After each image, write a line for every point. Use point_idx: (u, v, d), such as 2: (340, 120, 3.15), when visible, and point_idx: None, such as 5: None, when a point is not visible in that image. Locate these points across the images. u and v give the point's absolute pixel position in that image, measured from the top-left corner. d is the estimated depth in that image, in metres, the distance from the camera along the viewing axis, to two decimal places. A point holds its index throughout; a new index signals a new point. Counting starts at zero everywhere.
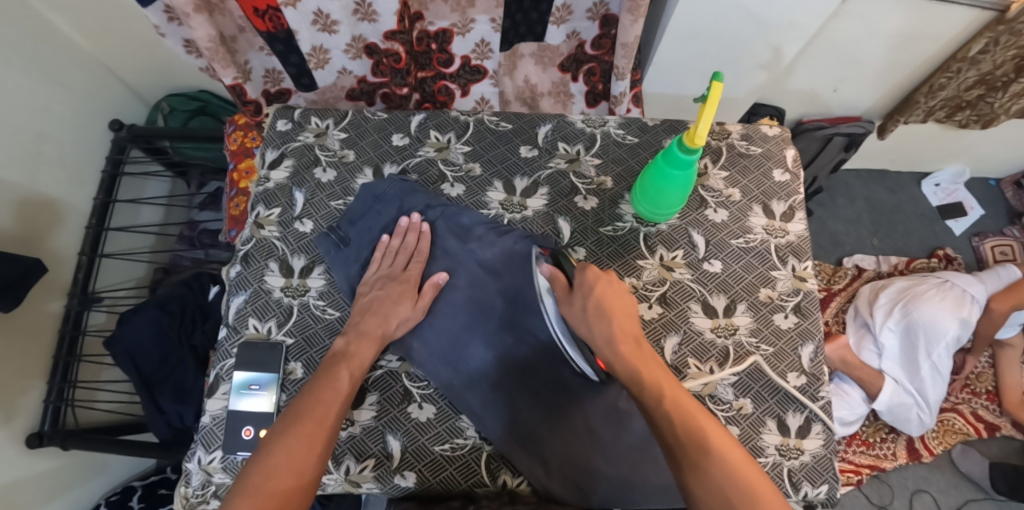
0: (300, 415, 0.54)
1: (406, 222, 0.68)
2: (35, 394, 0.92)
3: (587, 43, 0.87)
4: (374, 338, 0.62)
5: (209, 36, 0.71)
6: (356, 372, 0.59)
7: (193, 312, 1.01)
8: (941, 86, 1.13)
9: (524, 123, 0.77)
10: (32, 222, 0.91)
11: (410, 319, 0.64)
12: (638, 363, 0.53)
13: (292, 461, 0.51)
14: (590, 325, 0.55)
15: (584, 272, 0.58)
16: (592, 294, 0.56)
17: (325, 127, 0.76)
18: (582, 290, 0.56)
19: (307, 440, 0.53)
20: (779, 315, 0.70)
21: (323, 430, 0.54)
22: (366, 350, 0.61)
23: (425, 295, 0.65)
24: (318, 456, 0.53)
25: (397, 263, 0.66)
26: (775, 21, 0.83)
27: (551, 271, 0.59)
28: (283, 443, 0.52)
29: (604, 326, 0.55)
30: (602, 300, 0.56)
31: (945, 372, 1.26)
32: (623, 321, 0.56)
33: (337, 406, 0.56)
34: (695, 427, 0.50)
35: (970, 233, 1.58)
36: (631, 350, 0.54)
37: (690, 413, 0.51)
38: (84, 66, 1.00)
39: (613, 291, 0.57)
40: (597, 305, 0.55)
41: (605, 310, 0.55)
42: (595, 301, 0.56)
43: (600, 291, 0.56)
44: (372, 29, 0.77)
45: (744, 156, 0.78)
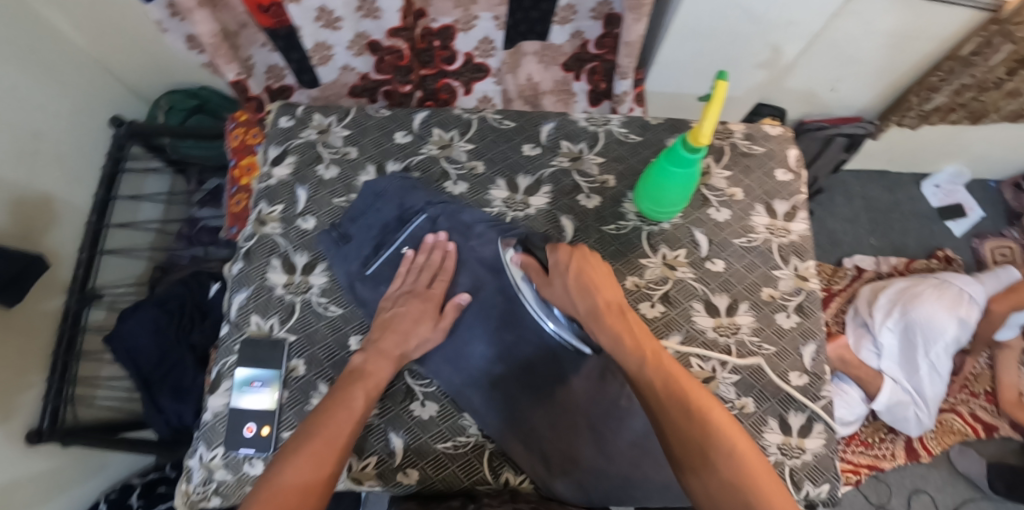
0: (312, 431, 0.53)
1: (432, 239, 0.66)
2: (35, 392, 0.92)
3: (589, 43, 0.88)
4: (392, 358, 0.60)
5: (212, 31, 0.71)
6: (371, 391, 0.58)
7: (191, 311, 1.00)
8: (933, 86, 1.14)
9: (527, 121, 0.77)
10: (29, 220, 0.90)
11: (430, 342, 0.62)
12: (623, 332, 0.54)
13: (300, 477, 0.50)
14: (570, 299, 0.57)
15: (556, 251, 0.59)
16: (569, 271, 0.58)
17: (327, 123, 0.76)
18: (558, 268, 0.58)
19: (317, 459, 0.51)
20: (781, 315, 0.70)
21: (334, 449, 0.53)
22: (384, 368, 0.59)
23: (447, 316, 0.63)
24: (328, 476, 0.51)
25: (420, 280, 0.65)
26: (777, 20, 0.83)
27: (522, 259, 0.62)
28: (293, 460, 0.51)
29: (587, 299, 0.56)
30: (580, 273, 0.57)
31: (943, 372, 1.26)
32: (603, 291, 0.57)
33: (350, 427, 0.55)
34: (681, 396, 0.50)
35: (969, 234, 1.58)
36: (616, 320, 0.55)
37: (678, 383, 0.51)
38: (81, 65, 1.00)
39: (591, 264, 0.58)
40: (576, 280, 0.57)
41: (586, 283, 0.57)
42: (572, 276, 0.57)
43: (577, 265, 0.58)
44: (376, 25, 0.78)
45: (746, 155, 0.78)
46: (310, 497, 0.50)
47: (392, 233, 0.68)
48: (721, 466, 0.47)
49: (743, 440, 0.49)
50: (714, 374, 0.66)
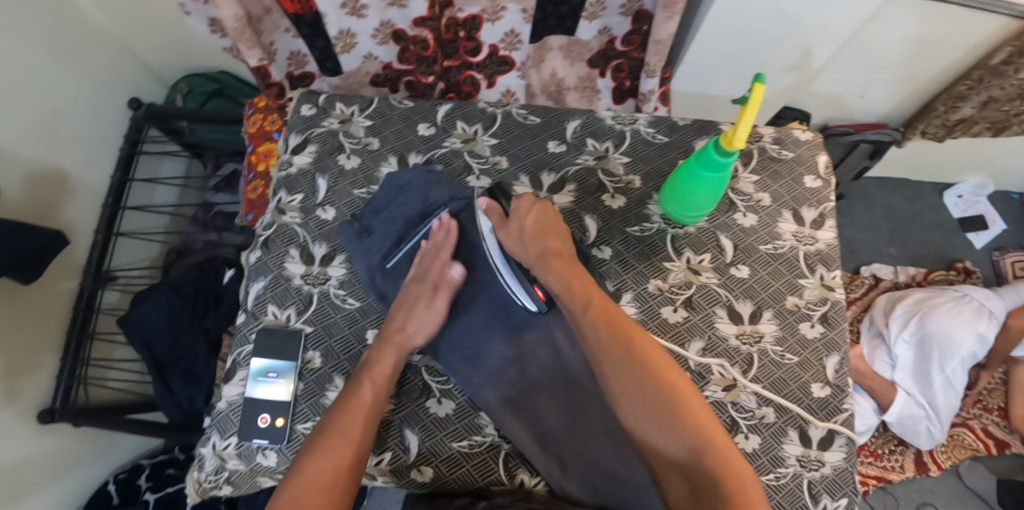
0: (325, 429, 0.54)
1: (437, 225, 0.65)
2: (47, 371, 0.92)
3: (617, 39, 0.85)
4: (395, 346, 0.60)
5: (235, 15, 0.70)
6: (379, 383, 0.58)
7: (206, 295, 1.00)
8: (960, 96, 1.10)
9: (552, 117, 0.75)
10: (46, 198, 0.90)
11: (426, 322, 0.61)
12: (571, 277, 0.56)
13: (319, 473, 0.50)
14: (523, 245, 0.59)
15: (518, 198, 0.61)
16: (528, 217, 0.60)
17: (350, 113, 0.75)
18: (517, 214, 0.60)
19: (333, 454, 0.52)
20: (805, 324, 0.68)
21: (349, 443, 0.53)
22: (388, 357, 0.59)
23: (441, 293, 0.62)
24: (346, 470, 0.51)
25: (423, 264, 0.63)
26: (811, 23, 0.81)
27: (488, 204, 0.62)
28: (310, 459, 0.51)
29: (539, 242, 0.59)
30: (535, 221, 0.59)
31: (958, 386, 1.24)
32: (553, 239, 0.59)
33: (361, 420, 0.55)
34: (625, 343, 0.51)
35: (990, 247, 1.55)
36: (564, 264, 0.58)
37: (623, 331, 0.53)
38: (104, 44, 0.99)
39: (547, 216, 0.60)
40: (530, 225, 0.59)
41: (539, 229, 0.59)
42: (524, 223, 0.59)
43: (533, 213, 0.60)
44: (401, 14, 0.76)
45: (775, 160, 0.76)
46: (333, 494, 0.50)
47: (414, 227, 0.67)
48: (662, 410, 0.48)
49: (687, 386, 0.50)
50: (735, 383, 0.65)
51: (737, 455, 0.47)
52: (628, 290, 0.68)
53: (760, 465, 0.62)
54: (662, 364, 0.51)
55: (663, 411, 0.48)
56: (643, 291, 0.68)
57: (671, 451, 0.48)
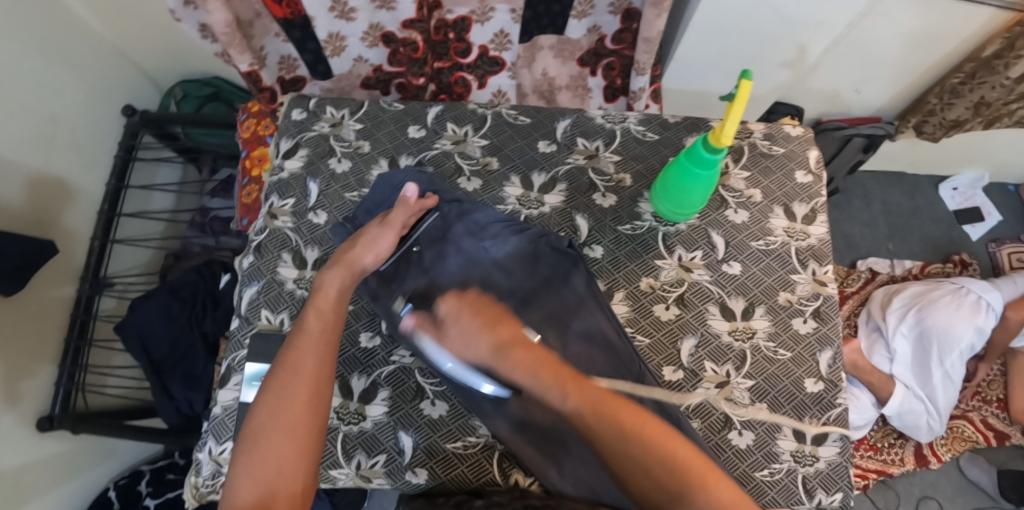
0: (276, 372, 0.49)
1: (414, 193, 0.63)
2: (46, 378, 0.92)
3: (607, 37, 0.85)
4: (348, 269, 0.57)
5: (225, 20, 0.70)
6: (327, 314, 0.53)
7: (203, 298, 1.00)
8: (954, 89, 1.10)
9: (543, 117, 0.76)
10: (45, 204, 0.91)
11: (379, 240, 0.59)
12: (543, 373, 0.44)
13: (280, 416, 0.46)
14: (467, 346, 0.46)
15: (444, 300, 0.47)
16: (463, 314, 0.46)
17: (340, 116, 0.75)
18: (450, 317, 0.46)
19: (291, 393, 0.47)
20: (798, 320, 0.68)
21: (308, 379, 0.48)
22: (334, 280, 0.56)
23: (397, 212, 0.61)
24: (308, 409, 0.47)
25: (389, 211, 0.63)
26: (803, 18, 0.80)
27: (414, 322, 0.51)
28: (264, 406, 0.47)
29: (487, 336, 0.45)
30: (474, 315, 0.46)
31: (956, 379, 1.25)
32: (504, 326, 0.46)
33: (314, 354, 0.50)
34: (618, 423, 0.44)
35: (987, 239, 1.55)
36: (529, 356, 0.45)
37: (611, 407, 0.44)
38: (97, 51, 0.99)
39: (485, 303, 0.47)
40: (473, 319, 0.46)
41: (483, 322, 0.46)
42: (465, 321, 0.46)
43: (467, 305, 0.47)
44: (390, 17, 0.76)
45: (766, 156, 0.76)
46: (298, 436, 0.46)
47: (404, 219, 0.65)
48: (669, 487, 0.42)
49: (689, 450, 0.44)
50: (728, 380, 0.65)
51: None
52: (619, 289, 0.68)
53: (755, 461, 0.63)
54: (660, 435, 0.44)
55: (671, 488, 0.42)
56: (636, 289, 0.68)
57: None
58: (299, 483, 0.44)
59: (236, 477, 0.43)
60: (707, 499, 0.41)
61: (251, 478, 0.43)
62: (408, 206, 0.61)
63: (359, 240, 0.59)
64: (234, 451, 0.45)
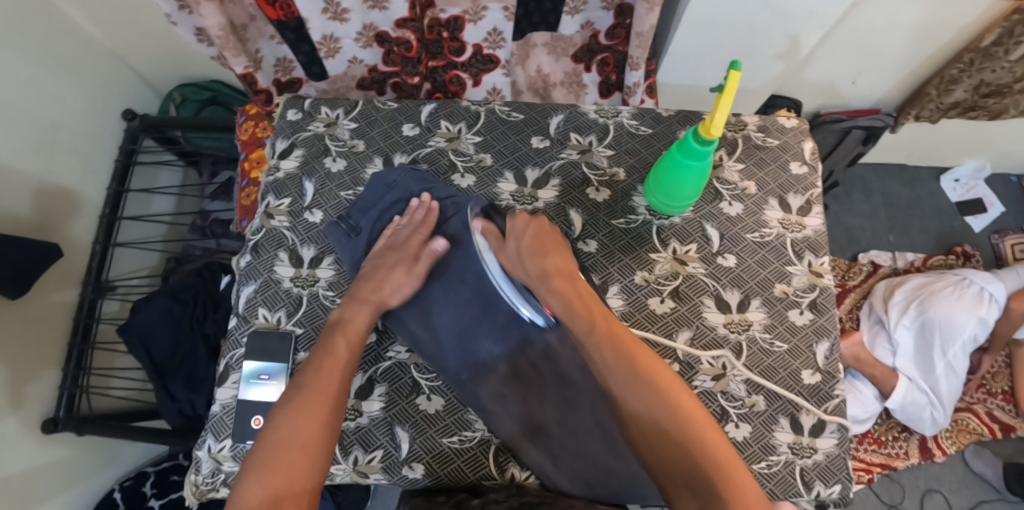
0: (298, 389, 0.53)
1: (416, 202, 0.68)
2: (49, 382, 0.93)
3: (601, 33, 0.85)
4: (371, 305, 0.61)
5: (219, 24, 0.71)
6: (353, 339, 0.59)
7: (204, 300, 1.01)
8: (953, 79, 1.10)
9: (536, 113, 0.76)
10: (48, 211, 0.92)
11: (404, 287, 0.63)
12: (571, 297, 0.55)
13: (298, 430, 0.50)
14: (524, 262, 0.58)
15: (515, 219, 0.61)
16: (524, 237, 0.60)
17: (335, 116, 0.76)
18: (514, 234, 0.60)
19: (311, 410, 0.52)
20: (794, 311, 0.68)
21: (326, 400, 0.53)
22: (361, 314, 0.60)
23: (422, 262, 0.64)
24: (325, 424, 0.52)
25: (401, 234, 0.66)
26: (798, 10, 0.80)
27: (483, 226, 0.62)
28: (284, 418, 0.51)
29: (536, 262, 0.58)
30: (534, 239, 0.59)
31: (960, 370, 1.24)
32: (554, 256, 0.58)
33: (337, 375, 0.56)
34: (629, 358, 0.50)
35: (990, 230, 1.54)
36: (564, 283, 0.56)
37: (626, 342, 0.51)
38: (97, 57, 1.00)
39: (546, 234, 0.60)
40: (529, 245, 0.59)
41: (537, 249, 0.59)
42: (526, 240, 0.59)
43: (529, 231, 0.60)
44: (383, 17, 0.77)
45: (760, 148, 0.76)
46: (311, 450, 0.50)
47: (400, 215, 0.68)
48: (664, 422, 0.46)
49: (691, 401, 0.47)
50: (724, 372, 0.65)
51: (745, 472, 0.43)
52: (614, 283, 0.68)
53: (751, 453, 0.63)
54: (666, 378, 0.48)
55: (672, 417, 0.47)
56: (630, 282, 0.68)
57: (680, 465, 0.44)
58: (306, 491, 0.48)
59: (246, 485, 0.46)
60: (705, 444, 0.44)
61: (261, 485, 0.46)
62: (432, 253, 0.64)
63: (376, 280, 0.62)
64: (244, 464, 0.49)
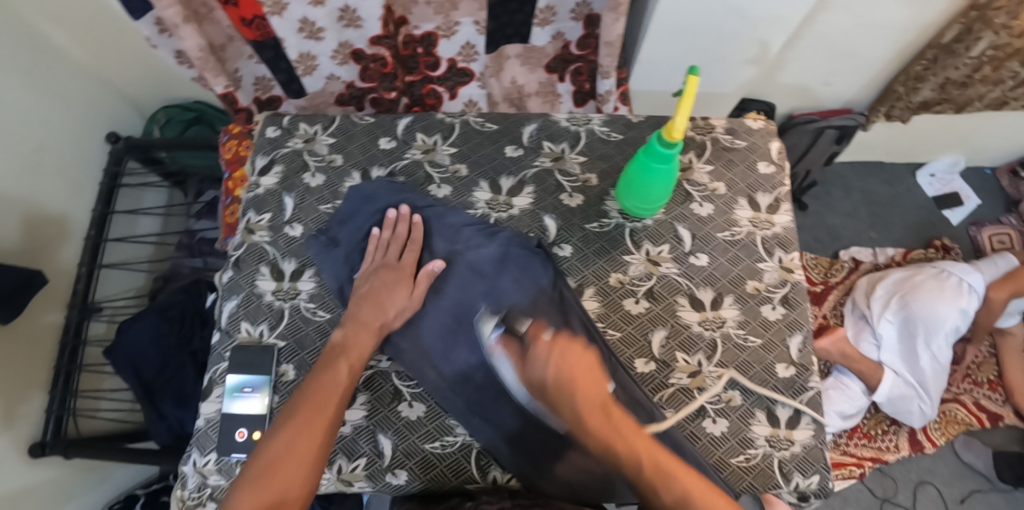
0: (299, 405, 0.54)
1: (395, 214, 0.68)
2: (36, 405, 0.93)
3: (572, 43, 0.88)
4: (372, 328, 0.62)
5: (198, 46, 0.73)
6: (356, 362, 0.59)
7: (192, 318, 1.02)
8: (918, 76, 1.14)
9: (510, 123, 0.78)
10: (36, 234, 0.93)
11: (407, 308, 0.64)
12: (613, 439, 0.47)
13: (295, 447, 0.51)
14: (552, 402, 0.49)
15: (534, 340, 0.51)
16: (546, 368, 0.49)
17: (313, 132, 0.78)
18: (534, 364, 0.50)
19: (308, 428, 0.53)
20: (766, 307, 0.70)
21: (326, 421, 0.54)
22: (364, 340, 0.61)
23: (419, 284, 0.65)
24: (320, 443, 0.53)
25: (390, 254, 0.66)
26: (760, 15, 0.83)
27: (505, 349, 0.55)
28: (284, 432, 0.52)
29: (565, 399, 0.48)
30: (559, 367, 0.49)
31: (944, 362, 1.26)
32: (585, 384, 0.48)
33: (337, 397, 0.56)
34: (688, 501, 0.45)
35: (967, 222, 1.58)
36: (602, 423, 0.47)
37: (679, 480, 0.46)
38: (81, 80, 1.02)
39: (569, 357, 0.49)
40: (554, 379, 0.49)
41: (564, 381, 0.48)
42: (553, 379, 0.49)
43: (554, 361, 0.49)
44: (358, 34, 0.78)
45: (729, 149, 0.78)
46: (305, 465, 0.51)
47: (380, 228, 0.68)
48: None
49: None
50: (700, 369, 0.67)
51: None
52: (589, 286, 0.70)
53: (730, 447, 0.64)
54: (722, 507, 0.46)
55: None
56: (605, 284, 0.70)
57: None
58: (297, 504, 0.49)
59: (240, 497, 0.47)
60: None
61: (255, 496, 0.48)
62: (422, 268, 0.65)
63: (369, 301, 0.63)
64: (238, 475, 0.50)
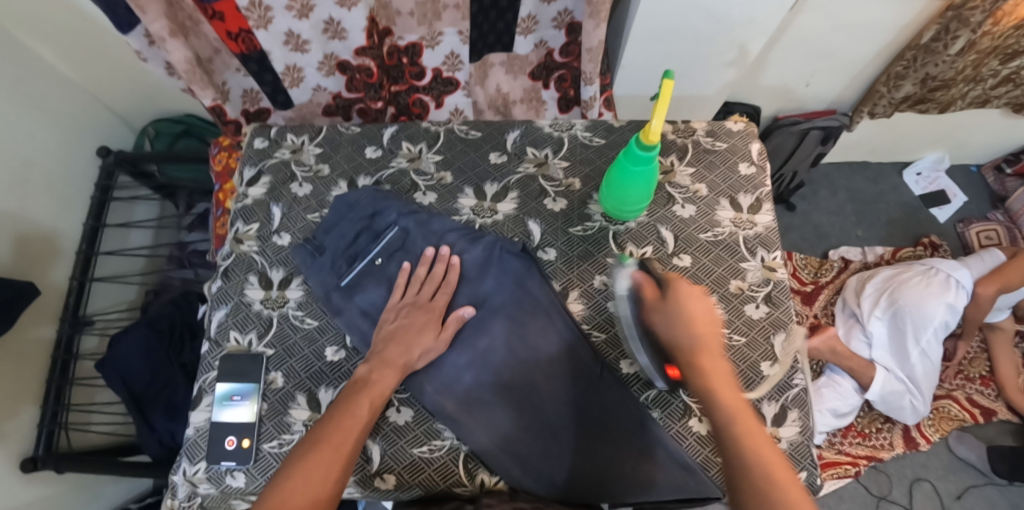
0: (317, 442, 0.55)
1: (434, 252, 0.67)
2: (27, 420, 0.93)
3: (555, 51, 0.90)
4: (397, 368, 0.61)
5: (185, 59, 0.74)
6: (377, 401, 0.59)
7: (181, 329, 1.03)
8: (899, 75, 1.15)
9: (493, 130, 0.79)
10: (28, 248, 0.94)
11: (432, 350, 0.63)
12: (713, 380, 0.55)
13: (308, 485, 0.52)
14: (671, 335, 0.58)
15: (676, 282, 0.60)
16: (680, 306, 0.58)
17: (300, 142, 0.79)
18: (671, 300, 0.59)
19: (322, 466, 0.53)
20: (750, 306, 0.71)
21: (340, 461, 0.54)
22: (387, 378, 0.60)
23: (449, 326, 0.64)
24: (334, 483, 0.53)
25: (423, 292, 0.65)
26: (738, 18, 0.84)
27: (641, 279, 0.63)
28: (300, 467, 0.53)
29: (687, 334, 0.57)
30: (691, 309, 0.58)
31: (934, 358, 1.27)
32: (706, 332, 0.57)
33: (354, 436, 0.57)
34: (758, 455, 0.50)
35: (955, 219, 1.59)
36: (711, 363, 0.56)
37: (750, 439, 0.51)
38: (70, 96, 1.03)
39: (701, 306, 0.58)
40: (685, 316, 0.57)
41: (691, 321, 0.57)
42: (677, 314, 0.58)
43: (689, 302, 0.58)
44: (343, 46, 0.79)
45: (710, 152, 0.80)
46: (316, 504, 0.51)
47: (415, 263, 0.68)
48: None
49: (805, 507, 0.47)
50: None
51: None
52: (574, 289, 0.70)
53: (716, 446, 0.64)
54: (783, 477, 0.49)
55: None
56: (589, 287, 0.70)
57: None
58: None
59: None
60: None
61: None
62: (407, 275, 0.66)
63: (394, 341, 0.62)
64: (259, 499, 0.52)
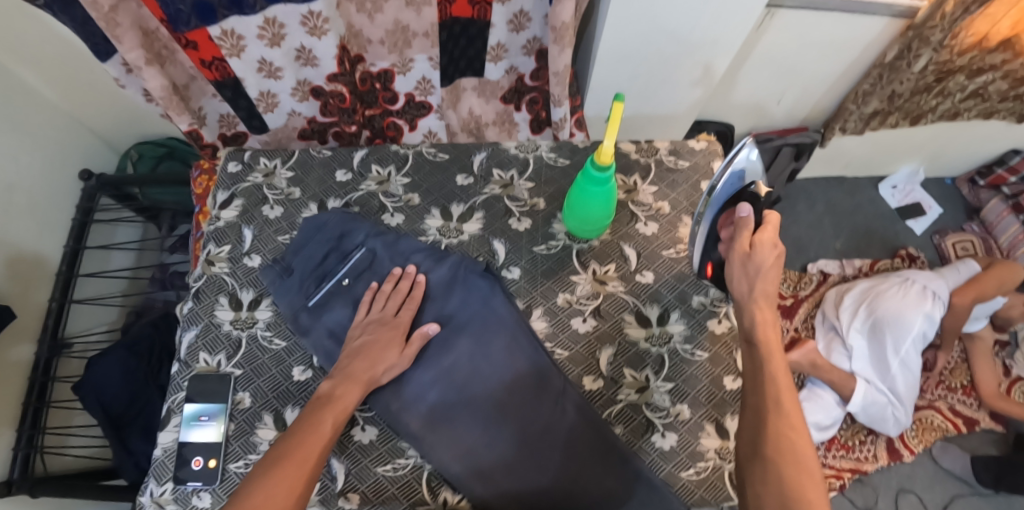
0: (283, 454, 0.56)
1: (400, 271, 0.69)
2: (4, 444, 0.93)
3: (525, 76, 0.93)
4: (361, 383, 0.62)
5: (161, 86, 0.76)
6: (341, 417, 0.60)
7: (159, 352, 1.04)
8: (867, 93, 1.18)
9: (460, 152, 0.81)
10: (10, 269, 0.95)
11: (396, 367, 0.64)
12: (765, 332, 0.62)
13: (272, 497, 0.52)
14: (747, 286, 0.64)
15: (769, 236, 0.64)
16: (763, 265, 0.63)
17: (273, 166, 0.81)
18: (758, 253, 0.64)
19: (286, 478, 0.54)
20: (712, 321, 0.72)
21: (305, 472, 0.55)
22: (351, 393, 0.61)
23: (413, 344, 0.65)
24: (297, 497, 0.53)
25: (388, 309, 0.67)
26: (700, 40, 0.88)
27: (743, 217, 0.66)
28: (264, 479, 0.53)
29: (760, 290, 0.63)
30: (770, 269, 0.63)
31: (914, 367, 1.28)
32: (773, 290, 0.63)
33: (319, 449, 0.57)
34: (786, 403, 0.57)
35: (931, 231, 1.62)
36: (766, 317, 0.63)
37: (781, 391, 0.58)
38: (55, 120, 1.06)
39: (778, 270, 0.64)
40: (764, 274, 0.63)
41: (767, 278, 0.63)
42: (761, 273, 0.63)
43: (770, 261, 0.63)
44: (315, 72, 0.82)
45: (672, 170, 0.82)
46: None
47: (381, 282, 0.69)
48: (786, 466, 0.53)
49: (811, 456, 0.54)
50: (648, 384, 0.68)
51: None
52: (537, 306, 0.72)
53: (678, 461, 0.65)
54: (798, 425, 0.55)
55: (778, 464, 0.53)
56: (553, 304, 0.72)
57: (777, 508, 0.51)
58: None
59: None
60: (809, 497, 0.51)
61: None
62: (373, 294, 0.68)
63: (360, 357, 0.63)
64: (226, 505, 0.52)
